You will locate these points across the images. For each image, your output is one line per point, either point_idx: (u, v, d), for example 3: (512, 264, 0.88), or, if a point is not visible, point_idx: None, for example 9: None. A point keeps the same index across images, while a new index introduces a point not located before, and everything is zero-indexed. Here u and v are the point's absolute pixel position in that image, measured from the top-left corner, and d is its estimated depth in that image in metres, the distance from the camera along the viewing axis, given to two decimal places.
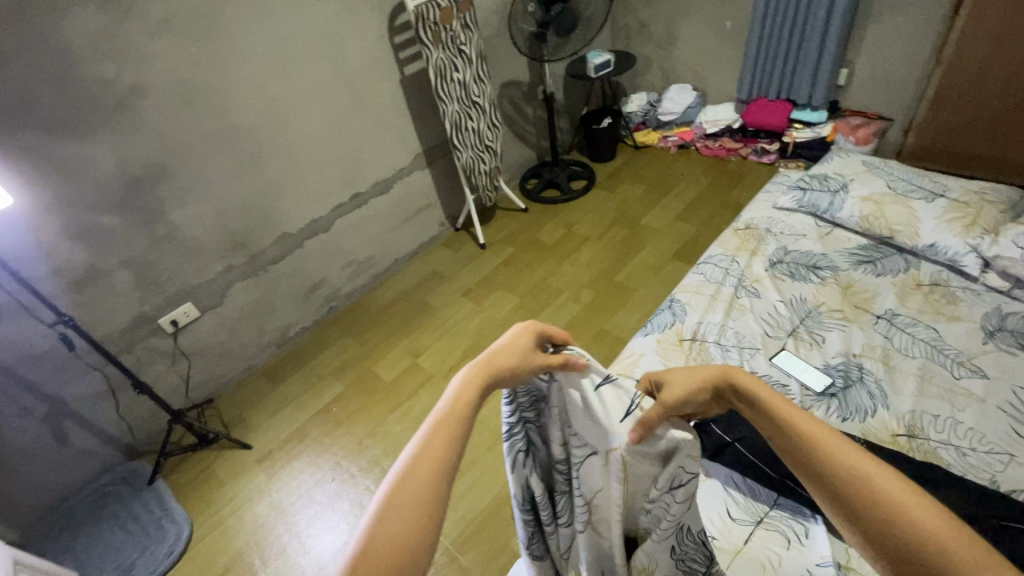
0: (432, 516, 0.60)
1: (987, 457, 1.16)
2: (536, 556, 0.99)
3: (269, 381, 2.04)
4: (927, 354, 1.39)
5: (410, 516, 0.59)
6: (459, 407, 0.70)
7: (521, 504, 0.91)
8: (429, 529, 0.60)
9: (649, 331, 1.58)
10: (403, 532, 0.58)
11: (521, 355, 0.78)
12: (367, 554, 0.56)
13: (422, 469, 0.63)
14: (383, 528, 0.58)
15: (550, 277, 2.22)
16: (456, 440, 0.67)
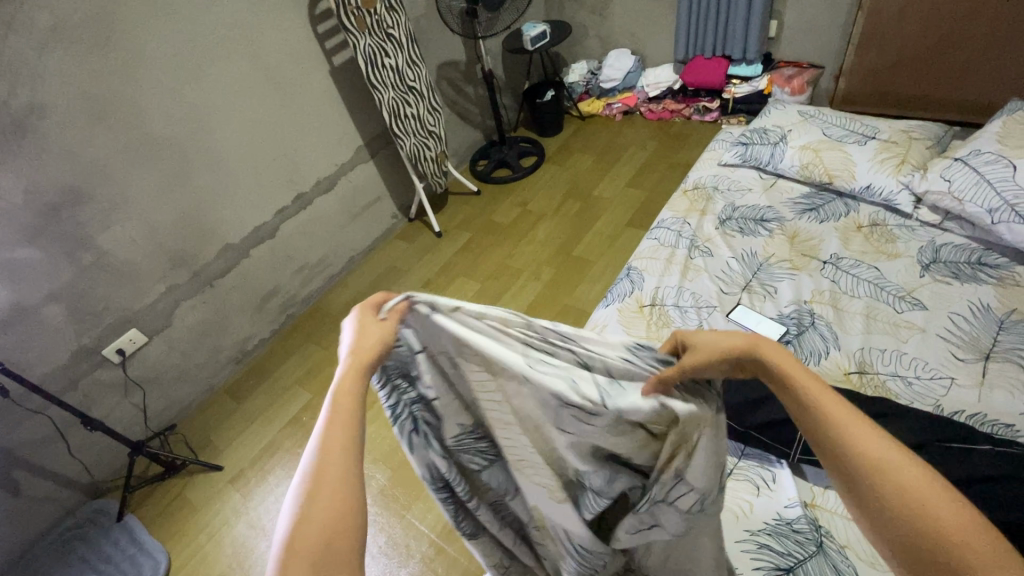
0: (350, 520, 0.54)
1: (931, 383, 1.23)
2: (469, 533, 0.89)
3: (233, 398, 1.97)
4: (871, 292, 1.46)
5: (324, 531, 0.52)
6: (346, 405, 0.59)
7: (432, 484, 0.80)
8: (354, 535, 0.53)
9: (609, 301, 1.60)
10: (323, 550, 0.51)
11: (381, 333, 0.65)
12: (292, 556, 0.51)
13: (331, 468, 0.55)
14: (301, 553, 0.51)
15: (510, 259, 2.20)
16: (355, 434, 0.58)
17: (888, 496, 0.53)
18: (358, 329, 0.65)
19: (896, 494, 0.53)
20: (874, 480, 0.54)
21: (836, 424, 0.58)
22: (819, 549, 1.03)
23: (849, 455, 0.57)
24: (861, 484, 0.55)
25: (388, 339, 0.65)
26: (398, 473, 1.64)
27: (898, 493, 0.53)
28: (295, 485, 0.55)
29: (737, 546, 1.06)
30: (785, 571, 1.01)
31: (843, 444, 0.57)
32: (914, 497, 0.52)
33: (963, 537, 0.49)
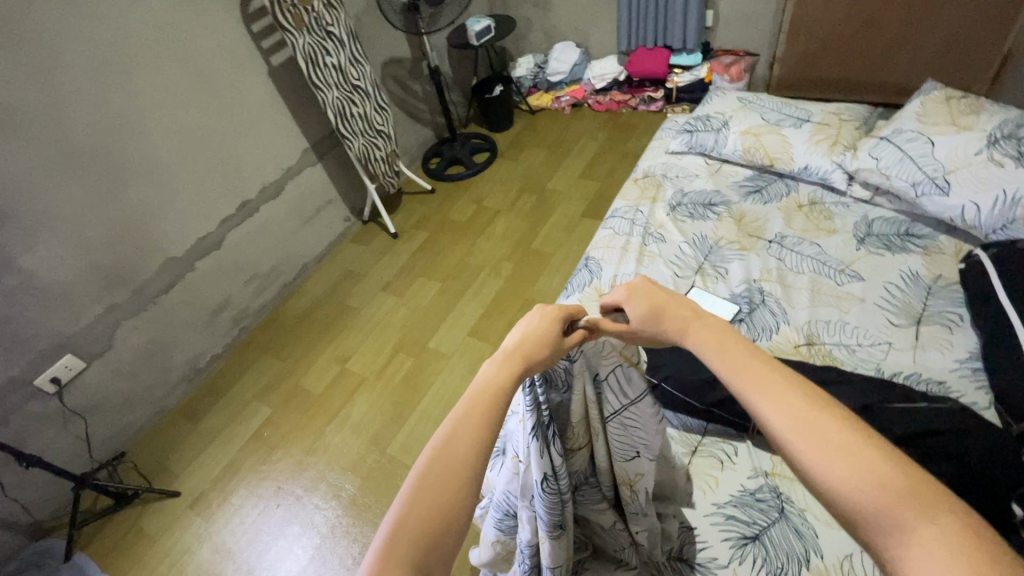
0: (470, 490, 0.59)
1: (872, 348, 1.31)
2: (554, 533, 0.97)
3: (187, 421, 1.87)
4: (815, 268, 1.54)
5: (451, 477, 0.59)
6: (497, 386, 0.69)
7: (543, 476, 0.91)
8: (467, 501, 0.59)
9: (570, 292, 1.63)
10: (446, 496, 0.58)
11: (543, 336, 0.80)
12: (416, 510, 0.56)
13: (463, 440, 0.62)
14: (432, 482, 0.59)
15: (468, 256, 2.19)
16: (496, 416, 0.66)
17: (815, 444, 0.56)
18: (533, 323, 0.82)
19: (819, 442, 0.56)
20: (797, 431, 0.58)
21: (759, 381, 0.64)
22: (781, 515, 1.09)
23: (776, 411, 0.60)
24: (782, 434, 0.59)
25: (554, 347, 0.81)
26: (368, 481, 1.60)
27: (822, 442, 0.56)
28: (442, 427, 0.64)
29: (706, 520, 1.11)
30: (750, 539, 1.06)
31: (766, 401, 0.62)
32: (840, 443, 0.55)
33: (882, 479, 0.52)
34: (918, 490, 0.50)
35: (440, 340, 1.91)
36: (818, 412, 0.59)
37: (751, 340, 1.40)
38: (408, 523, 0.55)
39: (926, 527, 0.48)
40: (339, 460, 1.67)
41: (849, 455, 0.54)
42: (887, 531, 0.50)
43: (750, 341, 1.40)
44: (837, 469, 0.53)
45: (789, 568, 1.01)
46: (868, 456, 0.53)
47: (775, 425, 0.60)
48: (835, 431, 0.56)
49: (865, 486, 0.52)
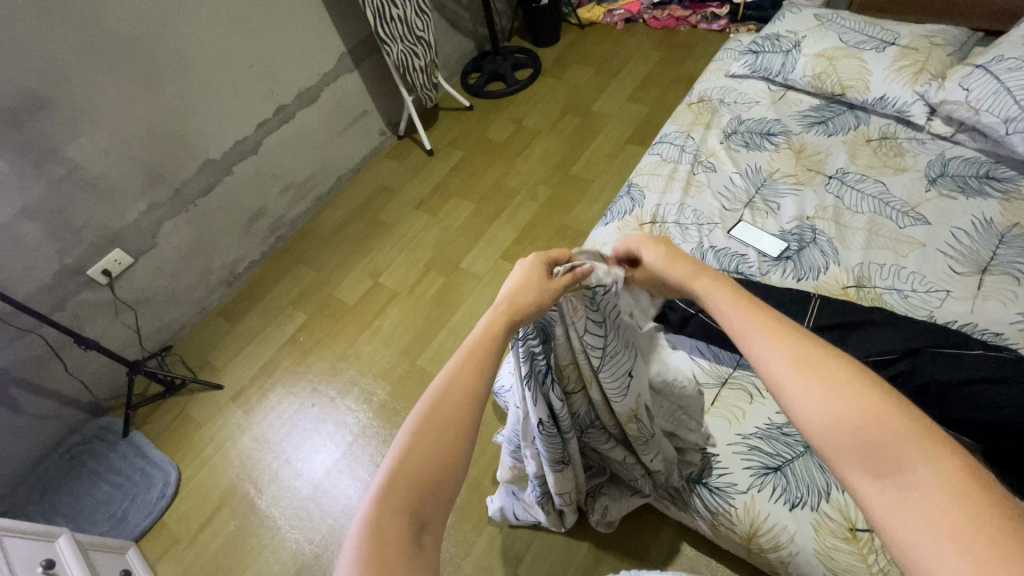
0: (461, 451, 0.57)
1: (927, 295, 1.24)
2: (558, 467, 1.05)
3: (227, 320, 1.95)
4: (875, 208, 1.43)
5: (442, 439, 0.57)
6: (488, 340, 0.68)
7: (542, 423, 0.96)
8: (461, 460, 0.57)
9: (609, 220, 1.58)
10: (434, 455, 0.56)
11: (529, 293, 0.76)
12: (410, 460, 0.55)
13: (456, 395, 0.60)
14: (422, 443, 0.56)
15: (504, 178, 2.12)
16: (486, 371, 0.64)
17: (811, 387, 0.53)
18: (523, 274, 0.79)
19: (815, 382, 0.53)
20: (798, 376, 0.54)
21: (761, 325, 0.61)
22: (807, 449, 1.08)
23: (773, 354, 0.58)
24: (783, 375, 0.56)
25: (547, 295, 0.78)
26: (398, 388, 1.66)
27: (819, 384, 0.52)
28: (432, 386, 0.61)
29: (728, 449, 1.12)
30: (773, 469, 1.07)
31: (770, 343, 0.59)
32: (840, 386, 0.52)
33: (882, 418, 0.49)
34: (918, 431, 0.48)
35: (473, 261, 1.90)
36: (821, 358, 0.55)
37: (796, 279, 1.34)
38: (399, 481, 0.54)
39: (922, 472, 0.45)
40: (371, 368, 1.73)
41: (846, 392, 0.51)
42: (888, 470, 0.47)
43: (795, 279, 1.34)
44: (831, 417, 0.51)
45: (808, 499, 1.02)
46: (870, 399, 0.50)
47: (770, 372, 0.57)
48: (837, 375, 0.53)
49: (860, 430, 0.49)
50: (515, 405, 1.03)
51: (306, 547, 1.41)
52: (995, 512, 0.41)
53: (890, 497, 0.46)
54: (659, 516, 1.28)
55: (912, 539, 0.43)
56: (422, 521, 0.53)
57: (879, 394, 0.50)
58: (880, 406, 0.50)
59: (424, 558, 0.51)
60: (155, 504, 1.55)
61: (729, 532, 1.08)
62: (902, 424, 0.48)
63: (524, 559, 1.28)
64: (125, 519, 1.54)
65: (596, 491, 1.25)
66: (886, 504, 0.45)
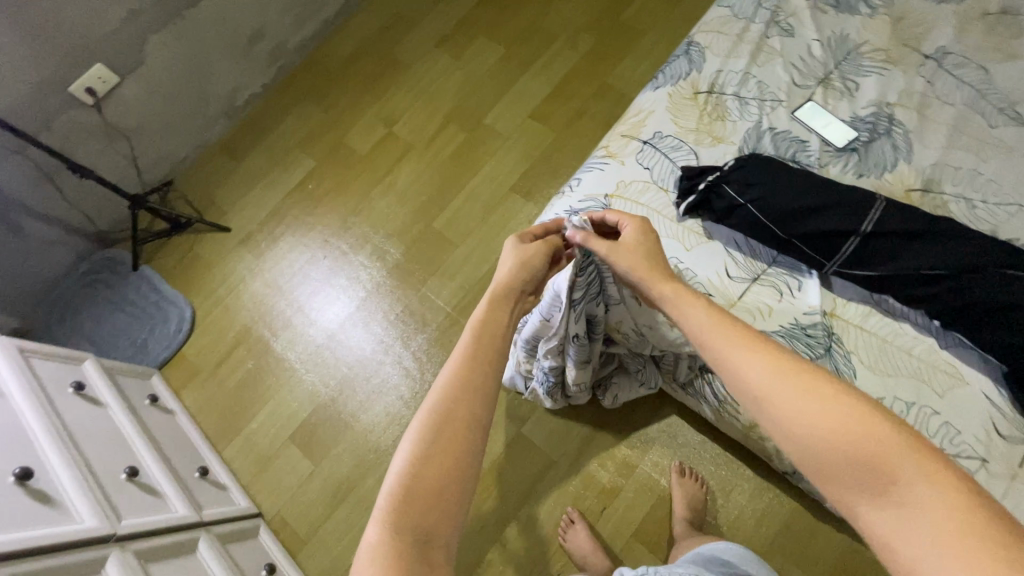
0: (466, 453, 0.57)
1: (996, 208, 1.14)
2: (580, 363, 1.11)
3: (230, 158, 1.82)
4: (968, 101, 1.25)
5: (447, 444, 0.57)
6: (491, 336, 0.68)
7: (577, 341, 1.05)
8: (467, 469, 0.57)
9: (660, 83, 1.38)
10: (439, 462, 0.56)
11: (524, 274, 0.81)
12: (417, 478, 0.55)
13: (456, 400, 0.60)
14: (423, 461, 0.56)
15: (541, 20, 1.83)
16: (493, 370, 0.65)
17: (795, 400, 0.54)
18: (512, 259, 0.83)
19: (803, 395, 0.54)
20: (784, 389, 0.55)
21: (732, 338, 0.61)
22: (827, 352, 1.08)
23: (753, 366, 0.58)
24: (765, 388, 0.56)
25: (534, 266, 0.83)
26: (412, 249, 1.61)
27: (809, 401, 0.53)
28: (429, 397, 0.61)
29: None
30: None
31: (747, 355, 0.59)
32: (824, 396, 0.53)
33: (871, 431, 0.50)
34: (907, 442, 0.49)
35: (497, 118, 1.72)
36: (801, 370, 0.56)
37: (857, 175, 1.21)
38: (406, 499, 0.54)
39: (921, 488, 0.46)
40: (385, 225, 1.66)
41: (832, 406, 0.52)
42: (881, 487, 0.48)
43: (856, 175, 1.21)
44: (822, 431, 0.51)
45: None
46: (858, 410, 0.51)
47: (755, 382, 0.57)
48: (821, 393, 0.53)
49: (849, 446, 0.50)
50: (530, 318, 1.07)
51: (322, 390, 1.49)
52: (986, 525, 0.43)
53: (888, 518, 0.47)
54: (661, 398, 1.33)
55: (911, 557, 0.45)
56: (431, 536, 0.53)
57: (861, 407, 0.51)
58: (868, 417, 0.51)
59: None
60: (174, 336, 1.60)
61: (733, 420, 1.12)
62: (893, 436, 0.49)
63: (528, 420, 1.36)
64: (146, 348, 1.59)
65: (606, 380, 1.27)
66: (879, 520, 0.47)
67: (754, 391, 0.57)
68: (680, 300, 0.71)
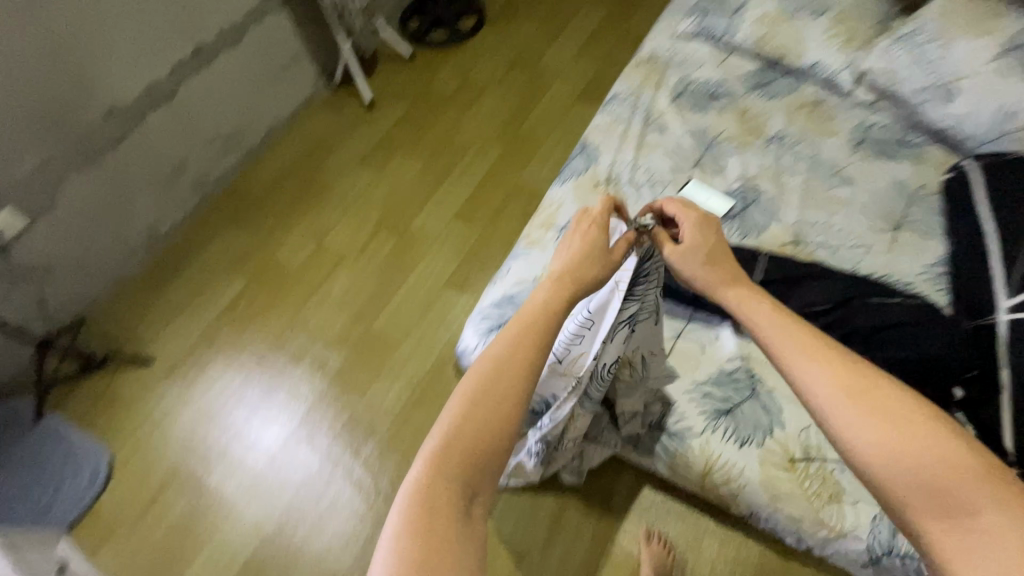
0: (512, 419, 0.68)
1: (852, 249, 1.38)
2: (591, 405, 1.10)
3: (151, 289, 1.77)
4: (809, 170, 1.55)
5: (490, 410, 0.68)
6: (541, 316, 0.77)
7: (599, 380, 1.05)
8: (508, 433, 0.68)
9: (565, 178, 1.58)
10: (482, 426, 0.67)
11: (593, 268, 0.85)
12: (462, 430, 0.67)
13: (502, 373, 0.70)
14: (470, 419, 0.67)
15: (453, 134, 2.04)
16: (535, 353, 0.73)
17: (877, 424, 0.65)
18: (580, 246, 0.87)
19: (884, 420, 0.65)
20: (866, 413, 0.66)
21: (817, 355, 0.71)
22: (752, 393, 1.19)
23: (836, 385, 0.68)
24: (850, 407, 0.67)
25: (603, 261, 0.86)
26: (353, 355, 1.61)
27: (893, 431, 0.64)
28: (480, 362, 0.72)
29: (685, 397, 1.21)
30: (724, 412, 1.18)
31: (829, 374, 0.69)
32: (902, 426, 0.64)
33: (946, 462, 0.61)
34: (981, 473, 0.60)
35: (424, 221, 1.84)
36: (882, 398, 0.67)
37: (740, 236, 1.43)
38: (453, 448, 0.66)
39: (989, 512, 0.57)
40: (323, 335, 1.65)
41: (912, 435, 0.63)
42: (954, 507, 0.59)
43: (740, 236, 1.43)
44: (904, 455, 0.62)
45: (755, 437, 1.15)
46: (934, 441, 0.62)
47: (834, 399, 0.68)
48: (910, 423, 0.64)
49: (926, 473, 0.61)
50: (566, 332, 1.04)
51: (266, 520, 1.38)
52: None
53: (956, 534, 0.58)
54: (619, 463, 1.36)
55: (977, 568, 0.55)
56: (469, 484, 0.65)
57: (938, 439, 0.62)
58: (943, 450, 0.62)
59: (467, 516, 0.63)
60: (86, 490, 1.43)
61: (686, 472, 1.18)
62: (965, 468, 0.60)
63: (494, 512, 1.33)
64: (51, 510, 1.40)
65: None
66: (950, 542, 0.58)
67: (837, 410, 0.67)
68: (749, 308, 0.79)
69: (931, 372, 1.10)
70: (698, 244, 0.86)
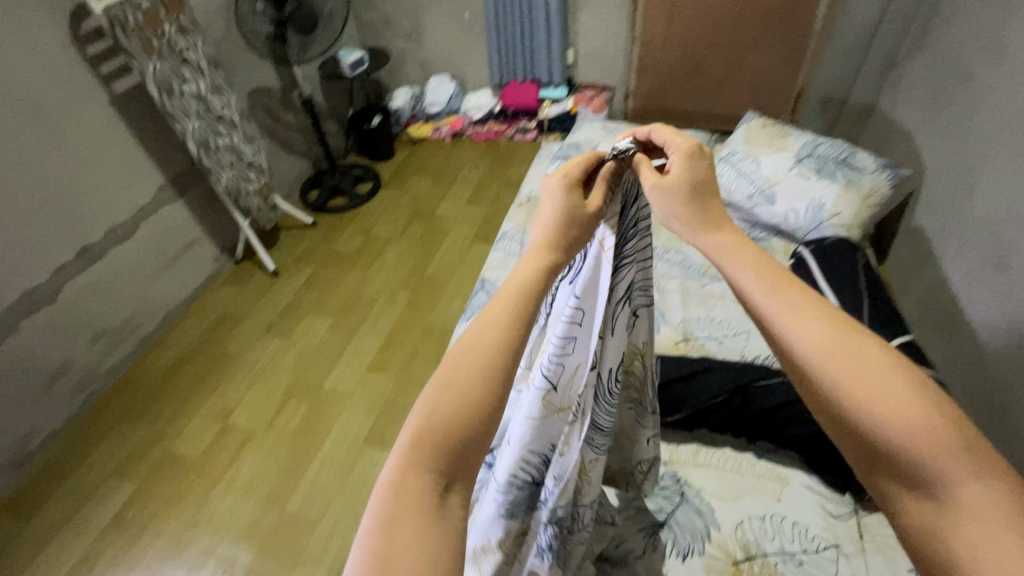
0: (496, 401, 0.56)
1: (735, 338, 1.52)
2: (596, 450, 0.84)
3: (17, 515, 1.53)
4: (682, 273, 1.74)
5: (469, 395, 0.55)
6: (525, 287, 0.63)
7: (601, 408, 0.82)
8: (496, 399, 0.56)
9: (469, 316, 1.65)
10: (461, 412, 0.54)
11: (569, 221, 0.70)
12: (437, 421, 0.54)
13: (481, 345, 0.58)
14: (445, 400, 0.55)
15: (359, 288, 2.11)
16: (516, 329, 0.60)
17: (855, 383, 0.52)
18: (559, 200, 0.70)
19: (862, 377, 0.52)
20: (843, 369, 0.53)
21: (793, 303, 0.58)
22: (682, 498, 1.18)
23: (814, 338, 0.55)
24: (826, 367, 0.54)
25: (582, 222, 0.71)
26: (266, 545, 1.43)
27: (874, 389, 0.51)
28: (460, 339, 0.59)
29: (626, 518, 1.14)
30: (661, 524, 1.14)
31: (807, 326, 0.56)
32: (889, 385, 0.51)
33: (930, 425, 0.49)
34: (968, 444, 0.49)
35: (338, 379, 1.80)
36: (867, 351, 0.53)
37: None
38: (427, 440, 0.53)
39: (970, 485, 0.47)
40: (230, 528, 1.47)
41: (898, 393, 0.50)
42: (929, 479, 0.49)
43: None
44: (883, 420, 0.50)
45: (694, 545, 1.10)
46: (922, 400, 0.50)
47: (812, 355, 0.55)
48: (896, 381, 0.51)
49: (904, 439, 0.49)
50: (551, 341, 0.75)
51: None
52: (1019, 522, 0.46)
53: (923, 503, 0.50)
54: None
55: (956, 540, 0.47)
56: (448, 481, 0.53)
57: (926, 401, 0.50)
58: (932, 414, 0.49)
59: (446, 519, 0.51)
60: None
61: None
62: (951, 436, 0.49)
63: None
64: None
65: None
66: (922, 508, 0.50)
67: (826, 366, 0.54)
68: (733, 257, 0.64)
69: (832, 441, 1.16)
70: (689, 176, 0.69)
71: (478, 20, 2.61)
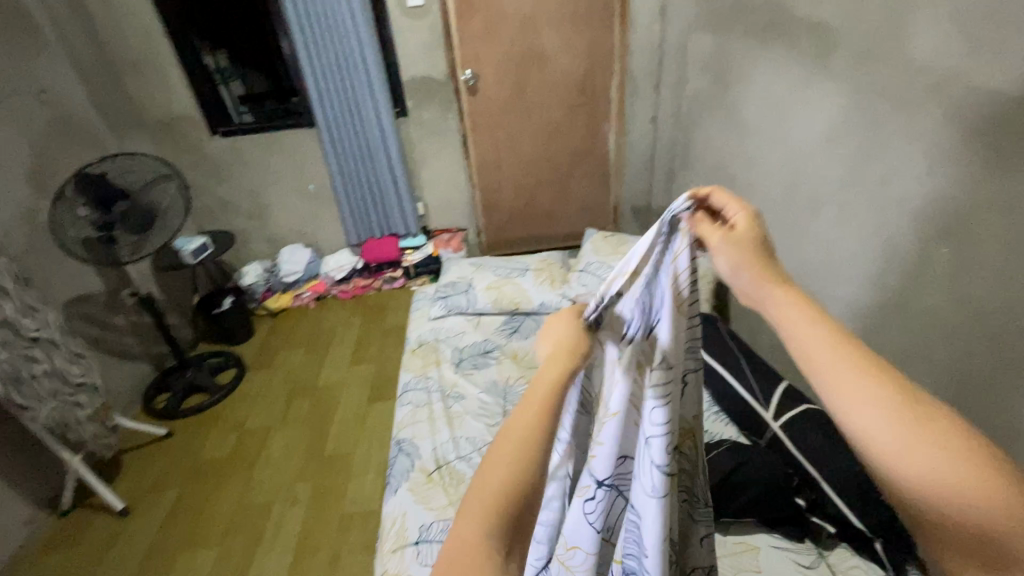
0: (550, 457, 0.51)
1: None
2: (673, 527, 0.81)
3: None
4: None
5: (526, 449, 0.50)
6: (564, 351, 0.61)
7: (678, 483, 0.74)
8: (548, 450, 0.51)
9: (396, 487, 1.49)
10: (520, 466, 0.48)
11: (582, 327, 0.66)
12: (499, 484, 0.48)
13: (533, 401, 0.54)
14: (502, 460, 0.49)
15: (246, 497, 1.77)
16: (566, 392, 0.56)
17: (898, 452, 0.42)
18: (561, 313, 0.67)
19: (906, 445, 0.42)
20: (879, 433, 0.43)
21: (828, 354, 0.47)
22: None
23: (855, 395, 0.45)
24: (860, 426, 0.45)
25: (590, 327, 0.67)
26: None
27: (919, 459, 0.41)
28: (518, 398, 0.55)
29: None
30: None
31: (844, 380, 0.46)
32: (938, 452, 0.41)
33: (997, 507, 0.39)
34: None
35: None
36: (918, 415, 0.43)
37: None
38: (486, 505, 0.47)
39: None
40: None
41: (948, 466, 0.41)
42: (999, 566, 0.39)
43: None
44: (929, 502, 0.41)
45: None
46: (981, 478, 0.40)
47: (846, 415, 0.45)
48: (957, 465, 0.40)
49: (964, 524, 0.40)
50: (654, 435, 0.67)
51: None
52: None
53: None
54: None
55: None
56: (508, 554, 0.46)
57: (987, 480, 0.40)
58: (993, 496, 0.39)
59: None
60: None
61: None
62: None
63: None
64: None
65: None
66: None
67: (860, 430, 0.45)
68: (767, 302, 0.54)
69: (774, 499, 1.21)
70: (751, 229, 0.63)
71: (323, 191, 2.70)
